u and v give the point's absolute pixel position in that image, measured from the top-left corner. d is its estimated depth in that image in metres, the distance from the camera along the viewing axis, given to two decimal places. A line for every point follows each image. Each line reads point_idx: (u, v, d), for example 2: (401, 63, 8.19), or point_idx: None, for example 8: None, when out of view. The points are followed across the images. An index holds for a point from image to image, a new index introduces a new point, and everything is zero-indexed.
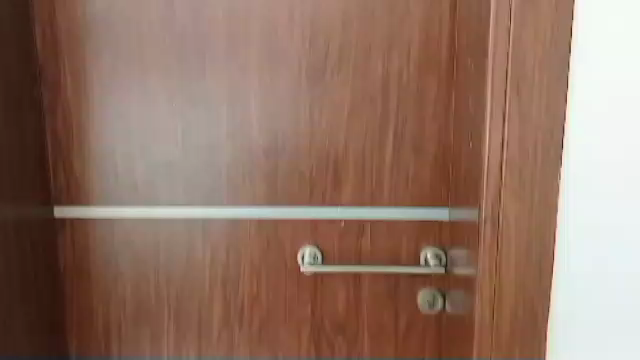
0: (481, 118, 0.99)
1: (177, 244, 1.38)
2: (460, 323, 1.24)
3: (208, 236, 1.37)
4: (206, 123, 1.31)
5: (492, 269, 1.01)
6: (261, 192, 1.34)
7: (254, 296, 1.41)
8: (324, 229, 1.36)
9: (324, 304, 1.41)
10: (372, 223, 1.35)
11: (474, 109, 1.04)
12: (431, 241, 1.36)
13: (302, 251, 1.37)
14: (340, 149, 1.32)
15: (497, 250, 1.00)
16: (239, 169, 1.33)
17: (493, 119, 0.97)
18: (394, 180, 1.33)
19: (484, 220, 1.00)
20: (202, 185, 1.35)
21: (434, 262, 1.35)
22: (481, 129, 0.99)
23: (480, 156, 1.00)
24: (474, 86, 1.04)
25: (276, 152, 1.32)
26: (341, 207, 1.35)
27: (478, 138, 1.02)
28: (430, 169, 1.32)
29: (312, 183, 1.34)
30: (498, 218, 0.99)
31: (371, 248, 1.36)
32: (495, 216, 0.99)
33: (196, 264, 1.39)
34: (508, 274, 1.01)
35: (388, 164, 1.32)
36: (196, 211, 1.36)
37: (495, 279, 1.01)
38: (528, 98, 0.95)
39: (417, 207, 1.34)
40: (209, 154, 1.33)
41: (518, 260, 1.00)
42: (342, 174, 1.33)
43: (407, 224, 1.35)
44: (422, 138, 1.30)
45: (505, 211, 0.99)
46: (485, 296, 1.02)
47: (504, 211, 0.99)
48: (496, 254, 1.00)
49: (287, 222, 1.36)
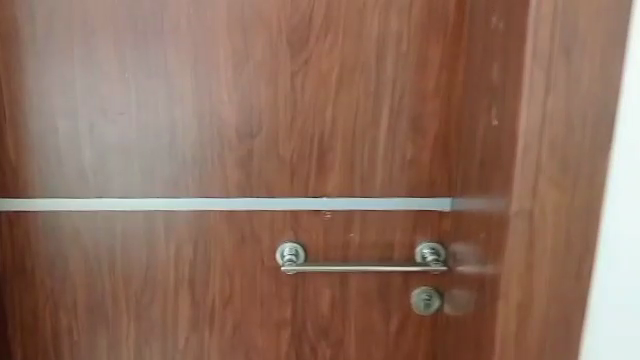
0: (510, 92, 0.81)
1: (135, 241, 1.18)
2: (465, 327, 1.09)
3: (172, 231, 1.17)
4: (167, 98, 1.10)
5: (523, 273, 0.85)
6: (234, 179, 1.15)
7: (226, 298, 1.22)
8: (307, 222, 1.17)
9: (306, 307, 1.22)
10: (362, 215, 1.17)
11: (500, 80, 0.86)
12: (429, 235, 1.19)
13: (281, 247, 1.18)
14: (327, 128, 1.13)
15: (529, 251, 0.84)
16: (207, 153, 1.13)
17: (532, 93, 0.78)
18: (390, 165, 1.15)
19: (514, 217, 0.83)
20: (163, 172, 1.14)
21: (432, 258, 1.18)
22: (511, 104, 0.82)
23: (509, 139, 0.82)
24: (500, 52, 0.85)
25: (252, 132, 1.12)
26: (327, 196, 1.16)
27: (507, 115, 0.83)
28: (431, 153, 1.15)
29: (294, 169, 1.15)
30: (532, 213, 0.82)
31: (360, 244, 1.19)
32: (520, 214, 0.83)
33: (159, 263, 1.19)
34: (541, 278, 0.86)
35: (383, 146, 1.14)
36: (158, 202, 1.16)
37: (525, 283, 0.86)
38: (578, 63, 0.77)
39: (414, 195, 1.17)
40: (170, 136, 1.12)
41: (546, 263, 0.85)
42: (329, 158, 1.14)
43: (403, 215, 1.18)
44: (423, 116, 1.13)
45: (542, 204, 0.82)
46: (511, 303, 0.86)
47: (538, 204, 0.82)
48: (529, 255, 0.84)
49: (264, 213, 1.17)
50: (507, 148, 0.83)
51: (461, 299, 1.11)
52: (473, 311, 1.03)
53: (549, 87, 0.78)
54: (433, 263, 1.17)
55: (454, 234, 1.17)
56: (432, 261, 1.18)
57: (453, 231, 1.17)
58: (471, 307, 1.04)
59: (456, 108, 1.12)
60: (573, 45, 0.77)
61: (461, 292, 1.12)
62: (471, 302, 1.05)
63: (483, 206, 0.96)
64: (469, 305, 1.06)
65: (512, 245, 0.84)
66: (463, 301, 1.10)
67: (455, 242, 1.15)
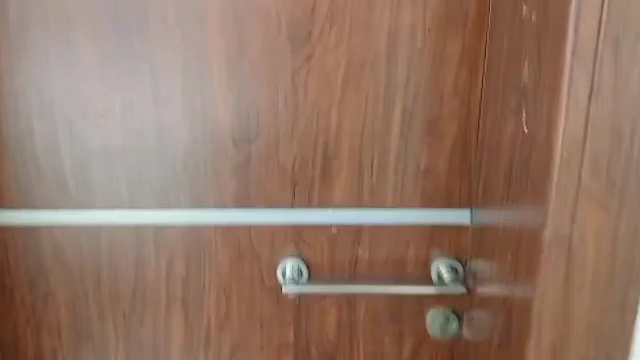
0: (548, 92, 0.70)
1: (122, 257, 1.08)
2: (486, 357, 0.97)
3: (163, 246, 1.07)
4: (154, 99, 1.00)
5: (559, 301, 0.73)
6: (230, 188, 1.04)
7: (222, 319, 1.10)
8: (311, 236, 1.06)
9: (310, 330, 1.10)
10: (372, 228, 1.06)
11: (534, 77, 0.75)
12: (447, 251, 1.07)
13: (281, 265, 1.07)
14: (333, 132, 1.02)
15: (567, 276, 0.73)
16: (200, 160, 1.03)
17: (573, 92, 0.66)
18: (402, 174, 1.04)
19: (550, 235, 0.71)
20: (152, 181, 1.04)
21: (449, 276, 1.06)
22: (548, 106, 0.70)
23: (545, 145, 0.71)
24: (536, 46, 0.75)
25: (249, 137, 1.02)
26: (332, 208, 1.05)
27: (542, 118, 0.72)
28: (448, 160, 1.03)
29: (296, 178, 1.04)
30: (571, 232, 0.71)
31: (369, 261, 1.07)
32: (555, 234, 0.71)
33: (149, 280, 1.09)
34: (579, 308, 0.74)
35: (394, 153, 1.03)
36: (147, 214, 1.05)
37: (561, 314, 0.74)
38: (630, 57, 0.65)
39: (429, 207, 1.05)
40: (159, 141, 1.02)
41: (583, 290, 0.73)
42: (335, 166, 1.03)
43: (417, 229, 1.06)
44: (439, 118, 1.01)
45: (582, 222, 0.70)
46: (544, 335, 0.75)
47: (578, 221, 0.70)
48: (565, 281, 0.73)
49: (263, 226, 1.06)
50: (541, 156, 0.72)
51: (483, 322, 1.00)
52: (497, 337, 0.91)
53: (594, 86, 0.66)
54: (450, 282, 1.06)
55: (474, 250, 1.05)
56: (450, 280, 1.06)
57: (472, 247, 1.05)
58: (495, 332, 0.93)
59: (477, 109, 1.01)
60: (621, 34, 0.65)
61: (483, 314, 1.00)
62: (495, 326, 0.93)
63: (513, 217, 0.84)
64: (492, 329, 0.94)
65: (544, 269, 0.72)
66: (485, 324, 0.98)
67: (475, 259, 1.04)
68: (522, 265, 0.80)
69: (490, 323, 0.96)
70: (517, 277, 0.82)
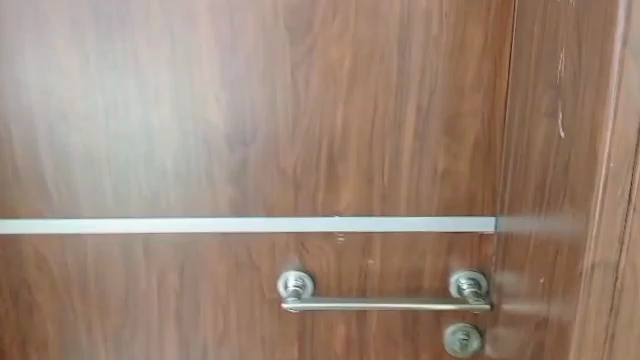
0: (593, 85, 0.61)
1: (111, 269, 0.99)
2: None
3: (154, 257, 0.98)
4: (139, 98, 0.90)
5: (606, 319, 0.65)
6: (226, 194, 0.94)
7: (221, 336, 1.01)
8: (316, 246, 0.96)
9: (316, 348, 1.00)
10: (383, 238, 0.95)
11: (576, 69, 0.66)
12: (468, 262, 0.96)
13: (283, 277, 0.97)
14: (339, 131, 0.91)
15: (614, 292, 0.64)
16: (191, 164, 0.93)
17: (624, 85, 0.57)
18: (417, 177, 0.93)
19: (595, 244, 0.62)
20: (140, 187, 0.94)
21: (470, 289, 0.95)
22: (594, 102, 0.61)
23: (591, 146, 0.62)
24: (578, 33, 0.65)
25: (245, 138, 0.92)
26: (340, 215, 0.94)
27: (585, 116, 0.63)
28: (469, 161, 0.92)
29: (298, 182, 0.93)
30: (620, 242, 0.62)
31: (381, 273, 0.97)
32: (602, 244, 0.62)
33: (140, 293, 1.00)
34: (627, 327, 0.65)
35: (409, 153, 0.92)
36: (136, 223, 0.96)
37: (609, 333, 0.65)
38: None
39: (448, 213, 0.94)
40: (146, 143, 0.92)
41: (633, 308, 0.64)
42: (341, 169, 0.92)
43: (434, 238, 0.95)
44: (458, 115, 0.90)
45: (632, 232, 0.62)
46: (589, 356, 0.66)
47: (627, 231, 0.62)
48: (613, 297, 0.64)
49: (263, 236, 0.96)
50: (587, 158, 0.63)
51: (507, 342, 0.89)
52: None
53: None
54: (472, 297, 0.95)
55: (499, 262, 0.94)
56: (471, 293, 0.95)
57: (497, 258, 0.94)
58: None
59: (501, 104, 0.90)
60: None
61: (507, 332, 0.89)
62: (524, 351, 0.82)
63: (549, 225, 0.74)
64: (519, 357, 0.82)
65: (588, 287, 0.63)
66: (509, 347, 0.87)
67: (500, 272, 0.92)
68: (560, 280, 0.70)
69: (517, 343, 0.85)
70: (554, 293, 0.72)
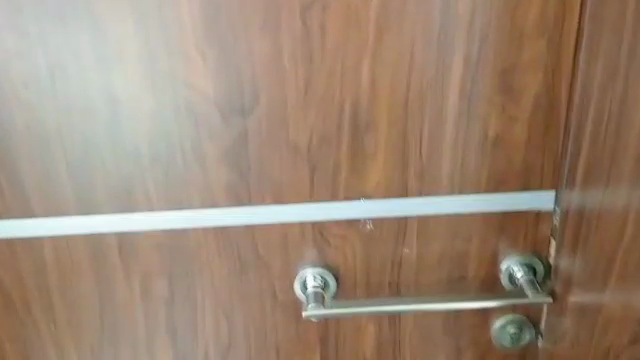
0: None
1: (80, 279, 0.78)
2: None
3: (134, 261, 0.78)
4: (96, 57, 0.68)
5: None
6: (221, 180, 0.74)
7: (225, 348, 0.83)
8: (338, 237, 0.78)
9: (341, 353, 0.84)
10: (421, 222, 0.78)
11: None
12: (522, 246, 0.80)
13: (301, 275, 0.79)
14: (365, 94, 0.70)
15: None
16: (173, 143, 0.72)
17: None
18: (463, 148, 0.74)
19: None
20: (108, 175, 0.73)
21: (525, 277, 0.80)
22: None
23: None
24: None
25: (243, 107, 0.70)
26: (367, 199, 0.76)
27: None
28: (527, 125, 0.73)
29: (314, 161, 0.73)
30: None
31: (418, 263, 0.80)
32: None
33: (120, 306, 0.80)
34: None
35: (453, 118, 0.72)
36: (107, 221, 0.75)
37: None
38: None
39: (498, 191, 0.76)
40: (111, 117, 0.71)
41: None
42: (368, 142, 0.73)
43: (481, 220, 0.78)
44: (516, 67, 0.70)
45: None
46: None
47: None
48: None
49: (271, 228, 0.77)
50: None
51: (580, 342, 0.73)
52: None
53: None
54: (528, 286, 0.79)
55: (560, 246, 0.78)
56: (526, 282, 0.79)
57: (560, 242, 0.78)
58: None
59: (569, 49, 0.70)
60: None
61: (581, 332, 0.73)
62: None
63: None
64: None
65: None
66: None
67: (565, 258, 0.77)
68: None
69: (599, 341, 0.70)
70: None
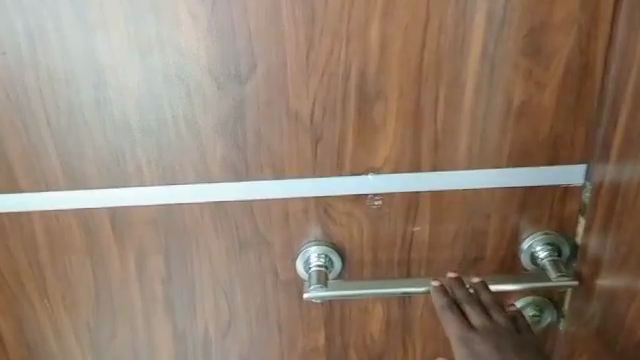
0: None
1: (71, 257, 0.75)
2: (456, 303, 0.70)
3: (128, 239, 0.74)
4: (76, 16, 0.61)
5: None
6: (217, 154, 0.68)
7: (225, 327, 0.81)
8: (343, 214, 0.73)
9: (347, 334, 0.83)
10: (434, 198, 0.72)
11: None
12: (545, 224, 0.74)
13: (304, 254, 0.75)
14: (373, 59, 0.63)
15: None
16: (164, 112, 0.66)
17: None
18: (483, 118, 0.66)
19: None
20: (97, 148, 0.68)
21: (548, 258, 0.74)
22: None
23: None
24: None
25: (238, 72, 0.64)
26: (376, 174, 0.70)
27: None
28: (556, 93, 0.65)
29: (318, 133, 0.67)
30: None
31: (431, 241, 0.75)
32: None
33: (115, 284, 0.77)
34: None
35: (472, 86, 0.64)
36: (97, 196, 0.71)
37: None
38: None
39: (521, 165, 0.69)
40: (96, 83, 0.64)
41: None
42: (377, 112, 0.66)
43: (501, 196, 0.72)
44: (547, 27, 0.62)
45: None
46: None
47: None
48: None
49: (272, 204, 0.72)
50: None
51: (609, 330, 0.69)
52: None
53: None
54: (551, 268, 0.73)
55: (589, 224, 0.71)
56: (550, 263, 0.74)
57: (589, 219, 0.71)
58: (482, 352, 0.65)
59: (608, 4, 0.61)
60: None
61: (609, 320, 0.68)
62: (494, 330, 0.67)
63: None
64: (470, 337, 0.66)
65: None
66: (450, 305, 0.69)
67: (594, 238, 0.70)
68: None
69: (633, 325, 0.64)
70: None
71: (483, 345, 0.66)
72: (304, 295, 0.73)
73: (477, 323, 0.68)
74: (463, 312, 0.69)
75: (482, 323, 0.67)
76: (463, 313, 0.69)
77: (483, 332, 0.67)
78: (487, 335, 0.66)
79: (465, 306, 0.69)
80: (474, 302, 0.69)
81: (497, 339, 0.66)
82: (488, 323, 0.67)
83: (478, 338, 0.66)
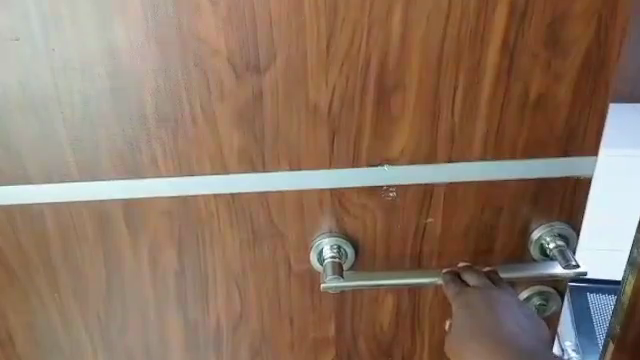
0: None
1: (83, 249, 0.74)
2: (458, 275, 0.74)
3: (142, 231, 0.73)
4: (92, 3, 0.58)
5: None
6: (234, 145, 0.68)
7: (236, 316, 0.82)
8: (358, 206, 0.73)
9: (357, 325, 0.84)
10: (448, 189, 0.73)
11: None
12: (555, 214, 0.75)
13: (316, 246, 0.75)
14: (394, 51, 0.63)
15: None
16: (181, 103, 0.65)
17: None
18: (500, 110, 0.67)
19: None
20: (113, 139, 0.67)
21: (556, 248, 0.76)
22: None
23: None
24: None
25: (258, 62, 0.63)
26: (391, 166, 0.70)
27: None
28: (573, 86, 0.66)
29: (335, 125, 0.67)
30: None
31: (443, 231, 0.76)
32: None
33: (128, 276, 0.77)
34: None
35: (490, 77, 0.65)
36: (111, 187, 0.70)
37: None
38: None
39: (534, 157, 0.70)
40: (112, 72, 0.62)
41: None
42: (395, 104, 0.66)
43: (513, 187, 0.73)
44: (569, 19, 0.61)
45: None
46: None
47: None
48: None
49: (287, 196, 0.72)
50: None
51: None
52: (483, 311, 0.70)
53: None
54: (559, 257, 0.75)
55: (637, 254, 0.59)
56: (558, 252, 0.75)
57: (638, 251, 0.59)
58: (475, 303, 0.71)
59: None
60: None
61: None
62: (490, 289, 0.72)
63: None
64: (466, 292, 0.72)
65: None
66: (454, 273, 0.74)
67: None
68: None
69: None
70: None
71: (476, 298, 0.71)
72: (321, 286, 0.73)
73: (476, 284, 0.73)
74: (464, 278, 0.74)
75: (481, 284, 0.73)
76: (464, 278, 0.74)
77: (480, 290, 0.72)
78: (482, 291, 0.72)
79: (467, 274, 0.74)
80: (476, 270, 0.74)
81: (491, 295, 0.71)
82: (487, 286, 0.73)
83: (473, 291, 0.72)
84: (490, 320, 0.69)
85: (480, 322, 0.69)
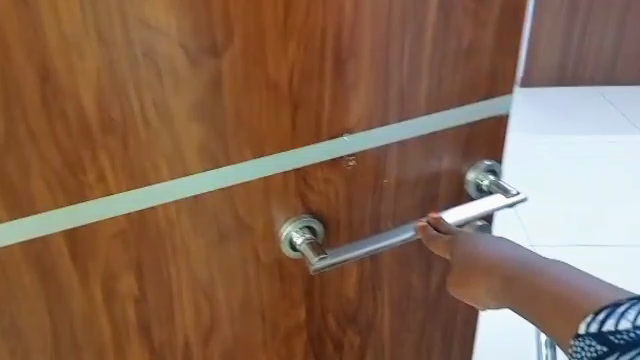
0: None
1: (20, 293, 0.62)
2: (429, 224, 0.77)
3: (92, 258, 0.63)
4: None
5: None
6: (192, 142, 0.61)
7: (204, 331, 0.75)
8: (321, 182, 0.72)
9: (326, 304, 0.83)
10: (400, 149, 0.75)
11: None
12: (487, 155, 0.82)
13: (284, 235, 0.72)
14: (347, 18, 0.62)
15: None
16: (130, 103, 0.56)
17: None
18: (441, 64, 0.70)
19: None
20: (49, 159, 0.56)
21: (490, 182, 0.83)
22: None
23: None
24: None
25: (214, 46, 0.57)
26: (351, 135, 0.70)
27: None
28: (496, 34, 0.72)
29: (296, 102, 0.64)
30: None
31: (398, 190, 0.78)
32: None
33: (78, 313, 0.66)
34: None
35: (432, 35, 0.68)
36: (48, 218, 0.59)
37: None
38: None
39: (470, 103, 0.76)
40: (42, 78, 0.52)
41: None
42: (351, 72, 0.65)
43: (453, 135, 0.78)
44: None
45: None
46: None
47: None
48: None
49: (251, 188, 0.67)
50: None
51: None
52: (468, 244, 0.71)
53: None
54: (497, 190, 0.82)
55: None
56: (494, 186, 0.82)
57: None
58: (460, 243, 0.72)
59: None
60: None
61: None
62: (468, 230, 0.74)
63: None
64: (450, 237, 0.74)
65: None
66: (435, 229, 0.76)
67: None
68: None
69: None
70: None
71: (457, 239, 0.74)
72: (311, 270, 0.70)
73: (451, 229, 0.75)
74: (438, 227, 0.76)
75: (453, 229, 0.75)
76: (439, 227, 0.77)
77: (458, 230, 0.74)
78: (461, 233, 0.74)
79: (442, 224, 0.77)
80: (446, 218, 0.78)
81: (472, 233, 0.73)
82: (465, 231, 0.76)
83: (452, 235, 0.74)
84: (468, 246, 0.71)
85: (460, 250, 0.72)
